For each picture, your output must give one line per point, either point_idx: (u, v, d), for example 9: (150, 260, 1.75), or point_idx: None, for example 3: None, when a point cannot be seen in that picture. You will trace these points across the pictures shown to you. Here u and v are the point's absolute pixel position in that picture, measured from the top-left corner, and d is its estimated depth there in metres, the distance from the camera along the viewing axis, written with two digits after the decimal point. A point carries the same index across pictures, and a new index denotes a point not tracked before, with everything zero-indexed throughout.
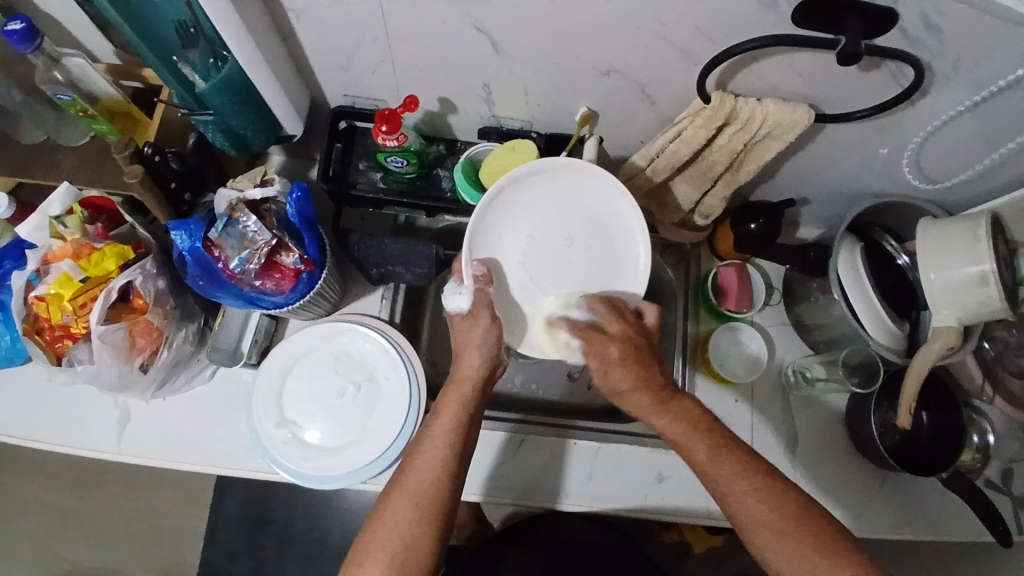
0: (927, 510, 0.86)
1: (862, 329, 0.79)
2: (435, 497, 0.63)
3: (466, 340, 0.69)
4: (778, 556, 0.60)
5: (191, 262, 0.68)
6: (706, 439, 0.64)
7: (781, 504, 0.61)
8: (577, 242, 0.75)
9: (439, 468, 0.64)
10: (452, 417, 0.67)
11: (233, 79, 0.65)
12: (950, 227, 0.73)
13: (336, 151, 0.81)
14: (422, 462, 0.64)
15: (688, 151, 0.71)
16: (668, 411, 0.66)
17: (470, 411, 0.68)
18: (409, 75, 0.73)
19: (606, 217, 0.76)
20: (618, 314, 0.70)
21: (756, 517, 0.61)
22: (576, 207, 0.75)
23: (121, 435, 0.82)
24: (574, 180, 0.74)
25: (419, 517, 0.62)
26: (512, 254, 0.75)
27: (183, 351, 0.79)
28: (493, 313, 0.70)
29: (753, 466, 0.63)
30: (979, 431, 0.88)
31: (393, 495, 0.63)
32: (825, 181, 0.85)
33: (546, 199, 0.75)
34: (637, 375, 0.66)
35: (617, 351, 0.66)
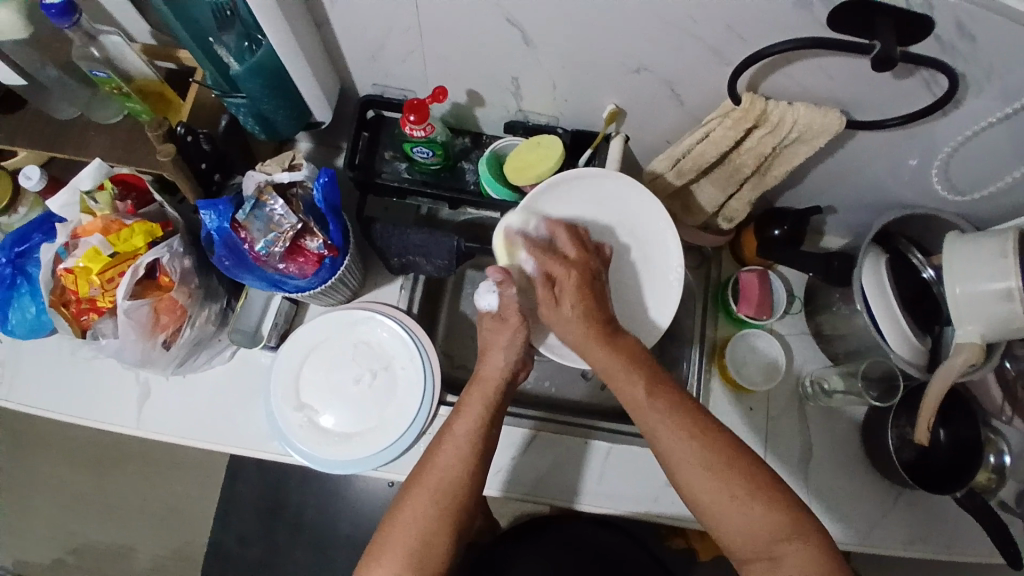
0: (939, 528, 0.85)
1: (885, 342, 0.78)
2: (455, 498, 0.63)
3: (495, 342, 0.70)
4: (694, 485, 0.57)
5: (218, 242, 0.69)
6: (639, 373, 0.64)
7: (711, 437, 0.58)
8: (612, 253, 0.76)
9: (457, 469, 0.64)
10: (474, 419, 0.67)
11: (266, 64, 0.66)
12: (978, 241, 0.72)
13: (363, 140, 0.81)
14: (436, 463, 0.65)
15: (715, 153, 0.71)
16: (611, 346, 0.66)
17: (490, 413, 0.68)
18: (438, 66, 0.73)
19: (642, 231, 0.76)
20: (578, 244, 0.71)
21: (685, 448, 0.58)
22: (614, 220, 0.76)
23: (140, 410, 0.83)
24: (615, 191, 0.75)
25: (436, 515, 0.62)
26: None
27: (205, 331, 0.80)
28: (522, 317, 0.70)
29: (681, 403, 0.61)
30: (996, 451, 0.87)
31: (411, 495, 0.63)
32: (851, 189, 0.84)
33: (585, 207, 0.75)
34: (581, 295, 0.67)
35: (574, 273, 0.68)
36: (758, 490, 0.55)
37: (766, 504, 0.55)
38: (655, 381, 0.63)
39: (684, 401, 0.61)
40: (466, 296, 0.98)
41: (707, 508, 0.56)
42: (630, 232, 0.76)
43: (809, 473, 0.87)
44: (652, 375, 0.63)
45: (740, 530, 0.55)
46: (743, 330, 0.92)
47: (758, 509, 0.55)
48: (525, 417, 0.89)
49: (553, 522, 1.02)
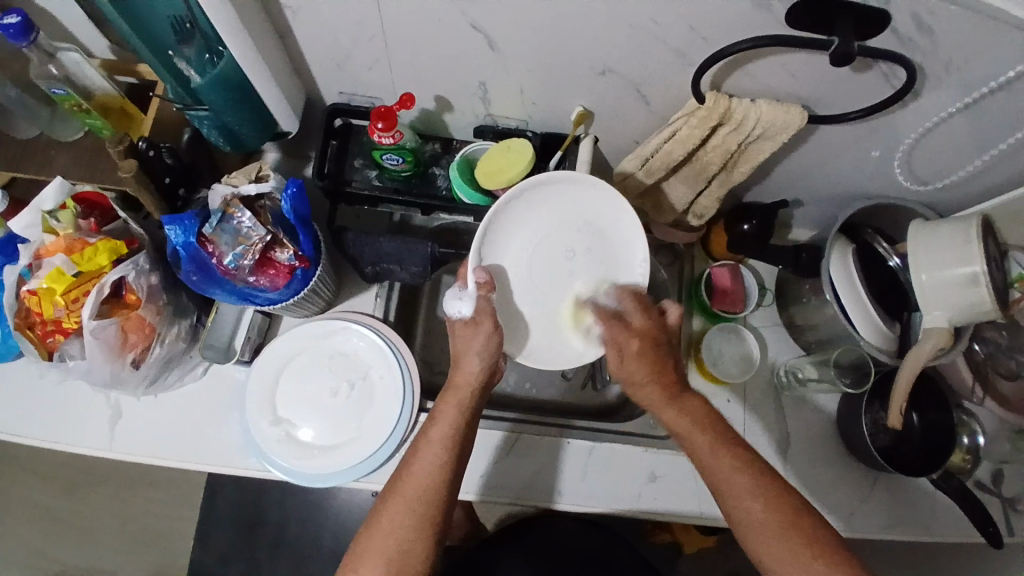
0: (918, 510, 0.87)
1: (855, 330, 0.80)
2: (431, 504, 0.63)
3: (466, 345, 0.69)
4: (767, 550, 0.62)
5: (185, 258, 0.68)
6: (709, 437, 0.67)
7: (776, 501, 0.63)
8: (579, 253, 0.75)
9: (435, 476, 0.64)
10: (450, 423, 0.66)
11: (229, 76, 0.65)
12: (942, 229, 0.74)
13: (332, 149, 0.81)
14: (413, 474, 0.64)
15: (682, 152, 0.71)
16: (680, 407, 0.68)
17: (468, 418, 0.68)
18: (405, 72, 0.73)
19: (604, 225, 0.76)
20: (643, 308, 0.71)
21: (758, 515, 0.63)
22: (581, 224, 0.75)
23: (112, 432, 0.81)
24: (569, 193, 0.74)
25: (415, 523, 0.62)
26: (515, 264, 0.74)
27: (175, 348, 0.79)
28: (496, 320, 0.69)
29: (753, 466, 0.65)
30: (969, 432, 0.89)
31: (388, 503, 0.63)
32: (818, 182, 0.86)
33: (550, 212, 0.75)
34: (649, 363, 0.68)
35: (636, 343, 0.68)
36: (821, 552, 0.61)
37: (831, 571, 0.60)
38: (722, 442, 0.66)
39: (751, 463, 0.65)
40: (443, 302, 0.98)
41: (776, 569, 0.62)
42: (599, 235, 0.76)
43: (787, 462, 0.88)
44: (722, 433, 0.67)
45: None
46: (719, 325, 0.93)
47: (819, 568, 0.60)
48: (505, 420, 0.91)
49: (538, 524, 1.02)
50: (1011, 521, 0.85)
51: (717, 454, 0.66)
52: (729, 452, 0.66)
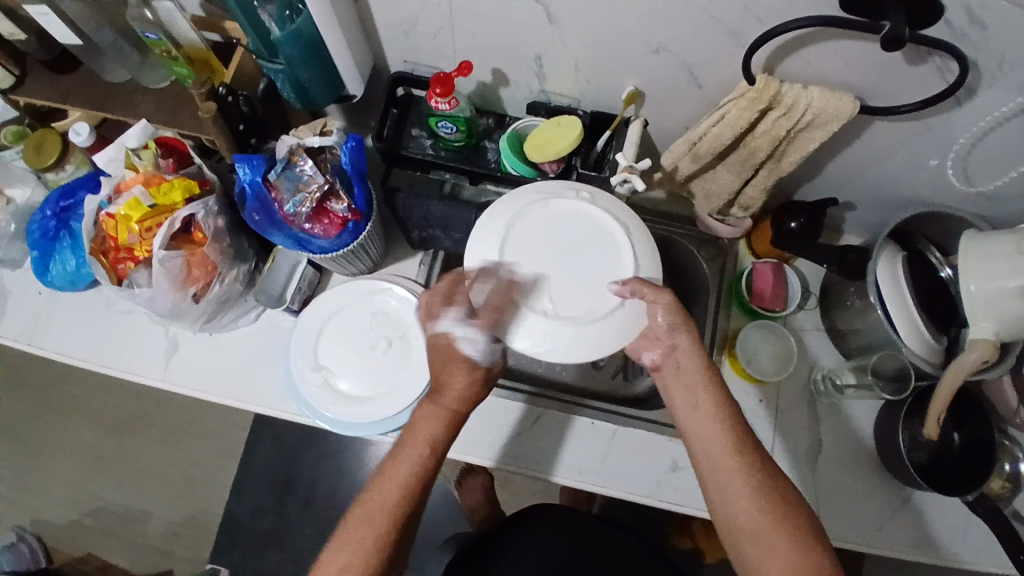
0: (949, 534, 0.84)
1: (897, 335, 0.78)
2: (402, 509, 0.62)
3: (444, 357, 0.67)
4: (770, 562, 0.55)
5: (250, 196, 0.72)
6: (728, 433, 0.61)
7: (780, 506, 0.57)
8: (552, 237, 0.69)
9: (401, 499, 0.62)
10: (420, 440, 0.65)
11: (303, 33, 0.70)
12: (999, 239, 0.74)
13: (392, 116, 0.85)
14: (376, 494, 0.62)
15: (731, 135, 0.72)
16: (708, 390, 0.64)
17: (443, 432, 0.66)
18: (465, 44, 0.77)
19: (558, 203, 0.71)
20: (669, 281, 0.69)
21: (725, 468, 0.60)
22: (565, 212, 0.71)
23: (165, 363, 0.87)
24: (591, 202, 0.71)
25: (376, 549, 0.60)
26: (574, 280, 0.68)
27: (233, 289, 0.84)
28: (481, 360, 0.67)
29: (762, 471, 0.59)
30: (1010, 458, 0.85)
31: (361, 505, 0.63)
32: (871, 185, 0.84)
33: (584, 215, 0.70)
34: (681, 317, 0.66)
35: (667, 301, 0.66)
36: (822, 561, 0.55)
37: (794, 546, 0.55)
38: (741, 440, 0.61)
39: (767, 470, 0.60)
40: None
41: None
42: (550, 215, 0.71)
43: (816, 468, 0.87)
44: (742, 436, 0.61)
45: (774, 563, 0.55)
46: (755, 322, 0.92)
47: None
48: (519, 390, 0.92)
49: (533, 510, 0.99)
50: None
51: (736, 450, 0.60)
52: (742, 455, 0.60)
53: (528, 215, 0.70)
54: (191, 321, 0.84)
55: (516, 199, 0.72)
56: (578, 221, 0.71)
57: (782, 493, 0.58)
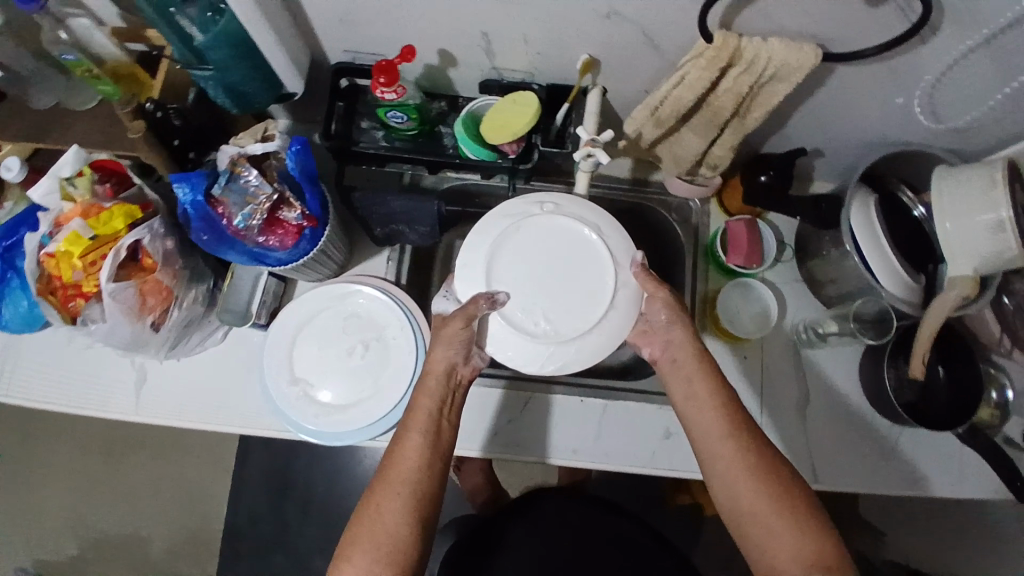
0: (944, 468, 0.85)
1: (874, 280, 0.77)
2: (420, 484, 0.64)
3: (442, 338, 0.72)
4: (761, 533, 0.59)
5: (194, 216, 0.69)
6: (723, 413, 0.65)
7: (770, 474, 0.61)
8: (533, 257, 0.75)
9: (420, 466, 0.65)
10: (425, 417, 0.68)
11: (231, 32, 0.65)
12: (969, 174, 0.73)
13: (339, 110, 0.80)
14: (392, 473, 0.64)
15: (692, 97, 0.70)
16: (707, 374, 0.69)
17: (443, 407, 0.70)
18: (406, 27, 0.72)
19: (526, 220, 0.76)
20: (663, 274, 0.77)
21: (720, 447, 0.63)
22: (536, 228, 0.76)
23: (138, 396, 0.84)
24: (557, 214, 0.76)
25: (402, 524, 0.62)
26: (560, 294, 0.74)
27: (194, 311, 0.81)
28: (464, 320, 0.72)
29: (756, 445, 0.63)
30: (998, 387, 0.86)
31: (377, 488, 0.64)
32: (839, 132, 0.82)
33: (554, 228, 0.76)
34: (677, 311, 0.73)
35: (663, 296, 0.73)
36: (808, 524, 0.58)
37: (792, 522, 0.58)
38: (735, 419, 0.65)
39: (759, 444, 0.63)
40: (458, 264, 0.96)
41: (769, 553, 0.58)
42: (524, 234, 0.75)
43: (807, 419, 0.87)
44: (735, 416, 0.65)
45: (784, 537, 0.57)
46: (734, 281, 0.92)
47: (810, 542, 0.57)
48: (503, 375, 0.90)
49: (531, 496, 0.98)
50: None
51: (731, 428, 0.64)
52: (735, 435, 0.64)
53: (506, 242, 0.75)
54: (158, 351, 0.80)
55: (490, 228, 0.76)
56: (551, 234, 0.76)
57: (776, 469, 0.61)
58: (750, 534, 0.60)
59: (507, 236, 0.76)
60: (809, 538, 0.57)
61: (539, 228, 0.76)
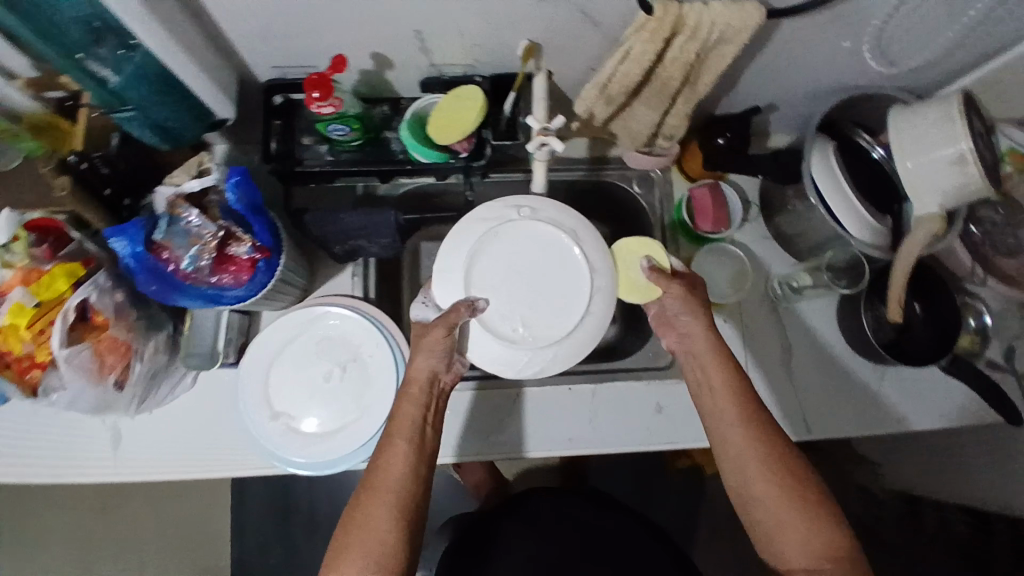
0: (933, 399, 0.86)
1: (841, 229, 0.77)
2: (408, 495, 0.65)
3: (424, 347, 0.71)
4: (773, 524, 0.61)
5: (138, 268, 0.64)
6: (739, 407, 0.66)
7: (787, 469, 0.63)
8: (510, 263, 0.74)
9: (407, 475, 0.66)
10: (410, 424, 0.69)
11: (150, 68, 0.62)
12: (925, 111, 0.72)
13: (277, 129, 0.76)
14: (381, 485, 0.65)
15: (640, 71, 0.68)
16: (726, 366, 0.68)
17: (428, 414, 0.70)
18: (333, 34, 0.68)
19: (504, 225, 0.75)
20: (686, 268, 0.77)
21: (735, 441, 0.65)
22: (513, 231, 0.75)
23: (120, 455, 0.81)
24: (532, 221, 0.75)
25: (394, 535, 0.63)
26: (541, 300, 0.74)
27: (158, 361, 0.78)
28: (447, 328, 0.71)
29: (772, 439, 0.64)
30: (975, 314, 0.88)
31: (367, 500, 0.65)
32: (791, 85, 0.81)
33: (531, 234, 0.75)
34: (694, 302, 0.73)
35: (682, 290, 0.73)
36: (818, 516, 0.61)
37: (804, 516, 0.61)
38: (749, 411, 0.65)
39: (773, 437, 0.64)
40: (426, 271, 0.91)
41: (778, 541, 0.61)
42: (501, 238, 0.75)
43: (795, 372, 0.87)
44: (751, 408, 0.66)
45: (792, 533, 0.60)
46: (708, 247, 0.91)
47: (819, 534, 0.60)
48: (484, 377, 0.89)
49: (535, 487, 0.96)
50: None
51: (747, 422, 0.65)
52: (755, 429, 0.65)
53: (484, 246, 0.74)
54: (128, 408, 0.77)
55: (466, 232, 0.75)
56: (528, 239, 0.75)
57: (787, 464, 0.63)
58: (760, 522, 0.62)
59: (483, 240, 0.75)
60: (820, 529, 0.60)
61: (517, 232, 0.75)
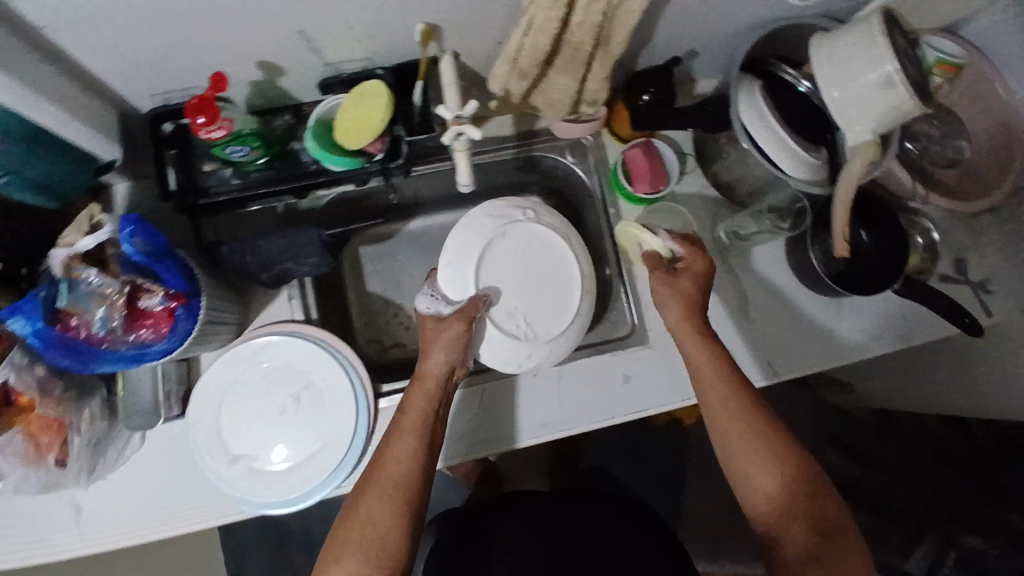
0: (891, 321, 0.86)
1: (779, 171, 0.75)
2: (407, 491, 0.66)
3: (437, 341, 0.74)
4: (752, 480, 0.65)
5: (45, 345, 0.59)
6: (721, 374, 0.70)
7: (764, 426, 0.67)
8: (512, 260, 0.80)
9: (409, 469, 0.68)
10: (416, 420, 0.71)
11: (13, 126, 0.56)
12: (847, 36, 0.69)
13: (173, 159, 0.70)
14: (382, 479, 0.67)
15: (548, 40, 0.63)
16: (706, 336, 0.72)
17: (433, 413, 0.72)
18: (207, 51, 0.62)
19: (511, 221, 0.79)
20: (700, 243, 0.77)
21: (717, 406, 0.69)
22: (517, 230, 0.80)
23: (86, 526, 0.78)
24: (532, 225, 0.81)
25: (390, 529, 0.64)
26: (540, 298, 0.80)
27: (97, 428, 0.75)
28: (466, 322, 0.75)
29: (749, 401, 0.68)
30: (923, 232, 0.88)
31: (365, 492, 0.66)
32: (709, 28, 0.77)
33: (529, 235, 0.80)
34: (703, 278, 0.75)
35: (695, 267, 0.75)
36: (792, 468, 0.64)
37: (779, 468, 0.64)
38: (729, 377, 0.70)
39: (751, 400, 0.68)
40: (373, 291, 0.96)
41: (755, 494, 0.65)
42: (506, 234, 0.79)
43: (755, 318, 0.86)
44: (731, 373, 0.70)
45: (749, 487, 0.65)
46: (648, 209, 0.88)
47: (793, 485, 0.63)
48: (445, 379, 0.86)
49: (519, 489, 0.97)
50: (983, 302, 0.85)
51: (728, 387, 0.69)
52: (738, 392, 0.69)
53: (489, 240, 0.79)
54: (86, 482, 0.75)
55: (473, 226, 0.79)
56: (529, 238, 0.80)
57: (765, 423, 0.67)
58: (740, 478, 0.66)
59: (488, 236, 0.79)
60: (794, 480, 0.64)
61: (519, 229, 0.80)
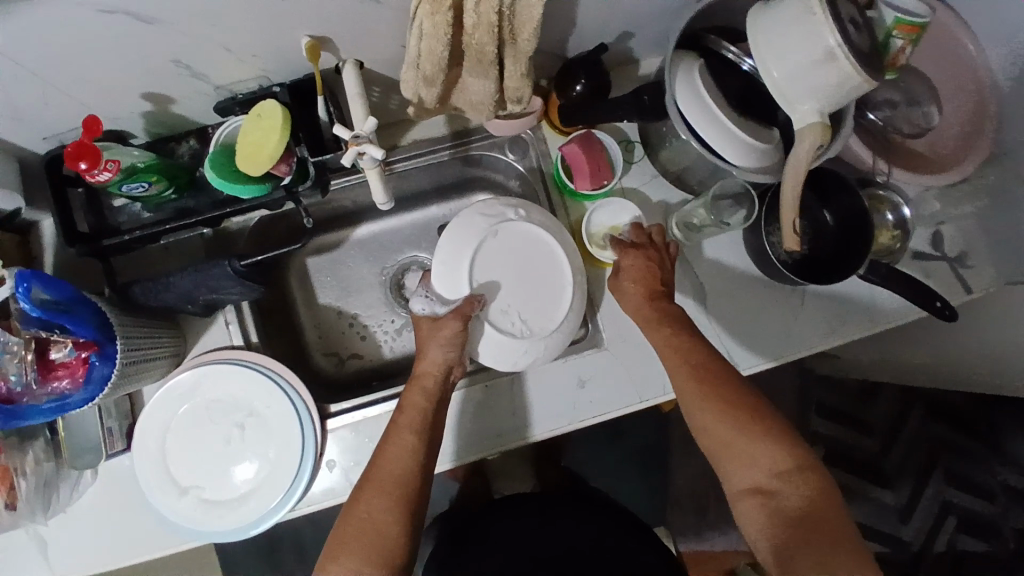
0: (859, 305, 0.81)
1: (721, 161, 0.69)
2: (406, 487, 0.64)
3: (432, 336, 0.70)
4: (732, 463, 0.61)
5: None
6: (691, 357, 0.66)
7: (744, 405, 0.62)
8: (505, 256, 0.75)
9: (409, 466, 0.65)
10: (417, 415, 0.68)
11: None
12: (782, 7, 0.62)
13: (80, 198, 0.68)
14: (384, 476, 0.64)
15: (444, 47, 0.58)
16: (670, 322, 0.68)
17: (434, 408, 0.69)
18: (80, 90, 0.58)
19: (503, 218, 0.75)
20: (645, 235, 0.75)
21: (687, 390, 0.65)
22: (509, 226, 0.75)
23: (49, 560, 0.77)
24: (523, 223, 0.75)
25: (389, 526, 0.62)
26: (533, 297, 0.75)
27: (45, 470, 0.75)
28: (464, 321, 0.70)
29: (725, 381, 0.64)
30: (892, 207, 0.80)
31: (364, 490, 0.64)
32: (636, 9, 0.71)
33: (520, 234, 0.75)
34: (649, 275, 0.71)
35: (638, 261, 0.72)
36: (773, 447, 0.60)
37: (763, 446, 0.60)
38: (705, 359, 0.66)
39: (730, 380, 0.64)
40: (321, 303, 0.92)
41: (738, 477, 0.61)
42: (497, 231, 0.75)
43: (709, 313, 0.81)
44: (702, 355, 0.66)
45: (734, 469, 0.61)
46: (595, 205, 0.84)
47: (778, 464, 0.59)
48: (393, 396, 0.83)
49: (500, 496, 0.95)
50: (963, 278, 0.78)
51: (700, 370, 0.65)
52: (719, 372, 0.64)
53: (481, 235, 0.74)
54: (43, 520, 0.76)
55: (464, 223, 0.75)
56: (519, 235, 0.75)
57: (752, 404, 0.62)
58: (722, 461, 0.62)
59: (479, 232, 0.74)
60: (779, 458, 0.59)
61: (510, 225, 0.75)
